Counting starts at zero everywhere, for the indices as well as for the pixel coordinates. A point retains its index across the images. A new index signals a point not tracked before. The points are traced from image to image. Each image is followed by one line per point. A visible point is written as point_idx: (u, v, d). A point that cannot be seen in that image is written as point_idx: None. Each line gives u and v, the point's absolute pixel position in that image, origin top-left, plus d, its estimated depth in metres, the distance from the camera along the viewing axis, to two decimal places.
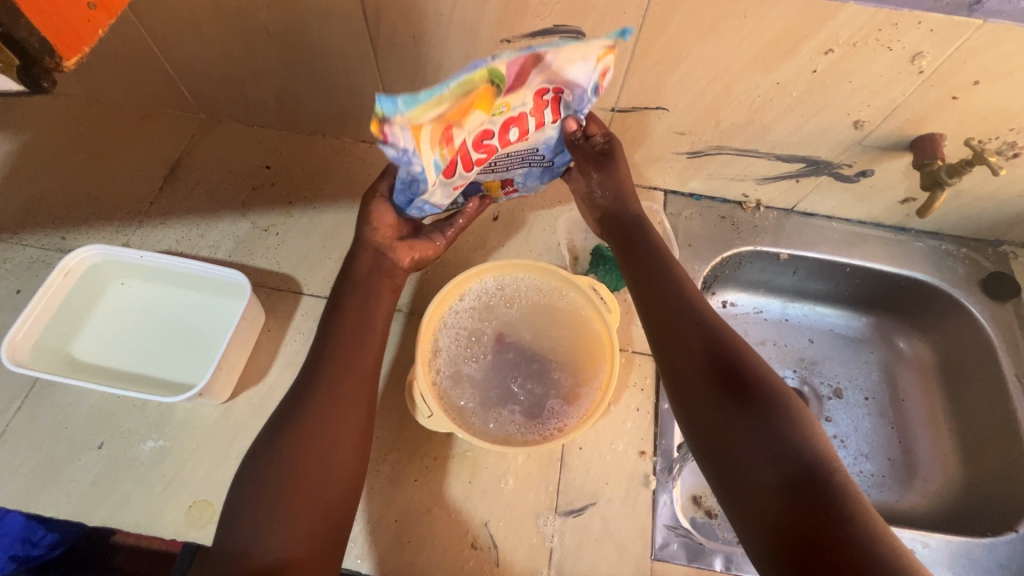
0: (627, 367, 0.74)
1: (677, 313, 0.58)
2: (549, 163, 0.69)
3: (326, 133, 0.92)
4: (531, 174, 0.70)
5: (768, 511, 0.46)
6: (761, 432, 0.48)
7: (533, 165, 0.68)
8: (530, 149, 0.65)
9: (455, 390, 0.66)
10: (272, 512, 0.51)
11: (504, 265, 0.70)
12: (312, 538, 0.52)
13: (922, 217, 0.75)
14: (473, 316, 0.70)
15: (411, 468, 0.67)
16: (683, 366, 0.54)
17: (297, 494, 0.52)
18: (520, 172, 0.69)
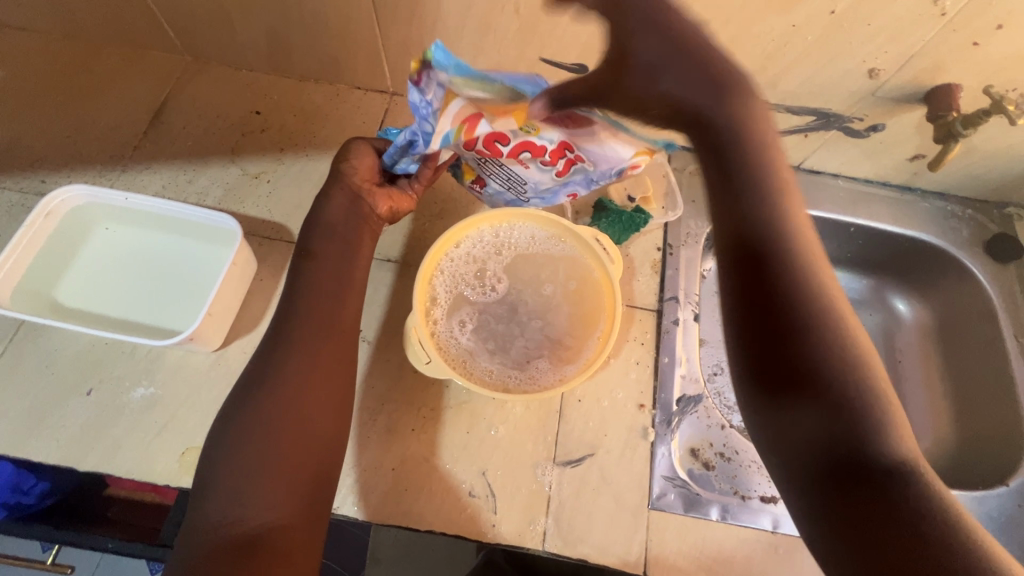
0: (628, 321, 0.74)
1: (774, 292, 0.45)
2: (524, 194, 0.69)
3: (319, 80, 0.88)
4: (503, 193, 0.70)
5: (848, 523, 0.44)
6: (849, 437, 0.45)
7: (511, 188, 0.69)
8: (518, 177, 0.65)
9: (454, 339, 0.64)
10: (268, 455, 0.51)
11: (505, 213, 0.69)
12: (303, 482, 0.51)
13: (933, 171, 0.74)
14: (472, 265, 0.68)
15: (409, 417, 0.66)
16: (769, 357, 0.46)
17: (292, 437, 0.52)
18: (497, 185, 0.68)
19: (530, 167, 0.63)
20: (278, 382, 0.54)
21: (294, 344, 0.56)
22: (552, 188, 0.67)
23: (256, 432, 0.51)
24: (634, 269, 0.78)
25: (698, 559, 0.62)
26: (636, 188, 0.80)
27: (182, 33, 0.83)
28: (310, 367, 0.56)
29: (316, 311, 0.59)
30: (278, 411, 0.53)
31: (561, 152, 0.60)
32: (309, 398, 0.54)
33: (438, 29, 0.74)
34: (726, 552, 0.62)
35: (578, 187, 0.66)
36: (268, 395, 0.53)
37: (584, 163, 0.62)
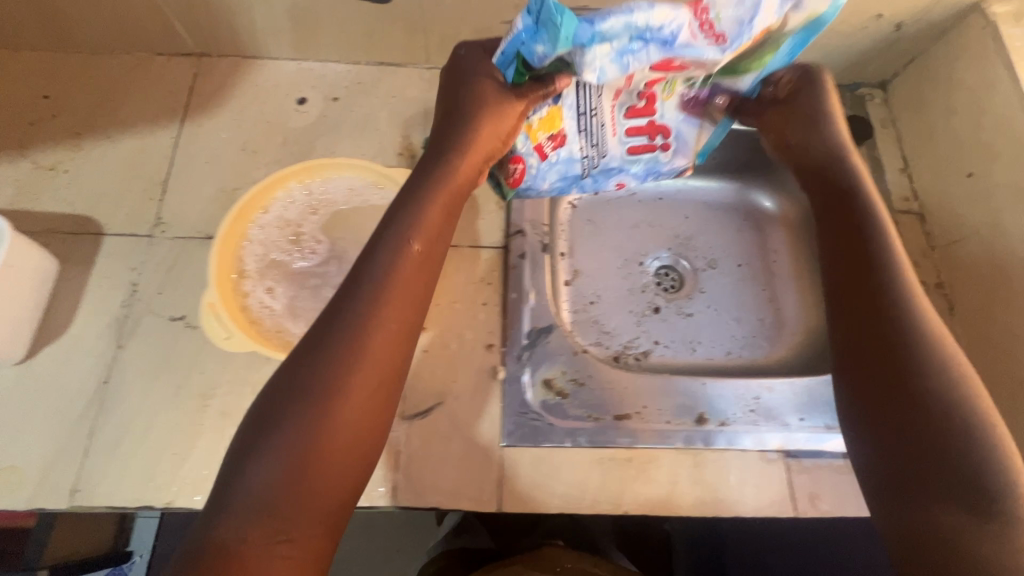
0: (474, 262, 0.72)
1: (880, 293, 0.55)
2: (585, 172, 0.66)
3: (114, 50, 0.79)
4: (568, 164, 0.65)
5: (876, 478, 0.48)
6: (927, 417, 0.48)
7: (575, 154, 0.64)
8: (602, 150, 0.65)
9: (268, 310, 0.59)
10: (306, 453, 0.43)
11: (312, 165, 0.64)
12: (346, 491, 0.44)
13: None
14: (282, 229, 0.63)
15: (243, 397, 0.63)
16: (862, 348, 0.52)
17: (334, 430, 0.44)
18: (571, 150, 0.63)
19: (616, 133, 0.64)
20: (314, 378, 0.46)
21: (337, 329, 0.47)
22: (608, 172, 0.68)
23: (302, 426, 0.43)
24: (477, 208, 0.75)
25: (552, 488, 0.62)
26: None
27: None
28: (370, 349, 0.47)
29: (367, 305, 0.48)
30: (319, 399, 0.45)
31: (650, 132, 0.64)
32: (357, 388, 0.46)
33: None
34: (580, 476, 0.62)
35: (627, 176, 0.70)
36: (312, 391, 0.45)
37: (662, 151, 0.67)
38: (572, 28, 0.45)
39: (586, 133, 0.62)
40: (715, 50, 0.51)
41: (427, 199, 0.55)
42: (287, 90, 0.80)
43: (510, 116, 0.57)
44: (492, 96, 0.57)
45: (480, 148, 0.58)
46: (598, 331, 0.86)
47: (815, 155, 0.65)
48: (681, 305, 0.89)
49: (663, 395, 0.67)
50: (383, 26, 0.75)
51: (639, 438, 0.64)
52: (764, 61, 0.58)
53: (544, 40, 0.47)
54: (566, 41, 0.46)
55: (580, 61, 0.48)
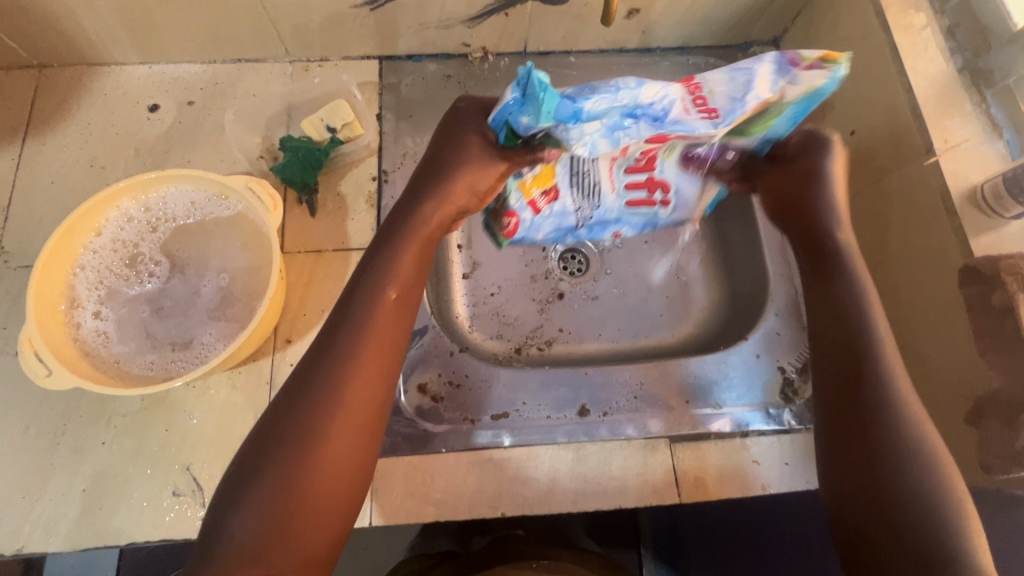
0: (344, 266, 0.68)
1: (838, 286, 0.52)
2: (580, 225, 0.64)
3: None
4: (559, 220, 0.63)
5: (831, 487, 0.45)
6: (875, 431, 0.45)
7: (565, 217, 0.63)
8: (591, 207, 0.62)
9: (104, 341, 0.57)
10: (290, 498, 0.40)
11: (143, 181, 0.59)
12: (336, 521, 0.42)
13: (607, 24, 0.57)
14: (117, 252, 0.60)
15: (97, 431, 0.60)
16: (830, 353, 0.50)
17: (311, 482, 0.41)
18: (564, 207, 0.61)
19: (614, 188, 0.61)
20: (303, 415, 0.42)
21: (319, 377, 0.43)
22: (605, 225, 0.65)
23: (275, 479, 0.40)
24: (347, 209, 0.71)
25: (426, 497, 0.59)
26: (335, 118, 0.71)
27: None
28: (350, 385, 0.43)
29: (347, 344, 0.45)
30: (298, 446, 0.41)
31: (651, 187, 0.61)
32: (342, 435, 0.42)
33: None
34: (457, 482, 0.60)
35: (624, 227, 0.66)
36: (287, 439, 0.41)
37: (662, 207, 0.63)
38: (557, 96, 0.43)
39: (575, 192, 0.61)
40: (710, 125, 0.48)
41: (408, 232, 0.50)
42: (138, 97, 0.74)
43: (490, 175, 0.52)
44: (477, 153, 0.51)
45: (456, 204, 0.52)
46: (499, 324, 0.83)
47: (800, 205, 0.55)
48: (586, 289, 0.86)
49: (543, 388, 0.65)
50: (223, 20, 0.69)
51: (517, 436, 0.62)
52: (771, 126, 0.53)
53: (528, 110, 0.44)
54: (548, 115, 0.44)
55: (566, 134, 0.47)
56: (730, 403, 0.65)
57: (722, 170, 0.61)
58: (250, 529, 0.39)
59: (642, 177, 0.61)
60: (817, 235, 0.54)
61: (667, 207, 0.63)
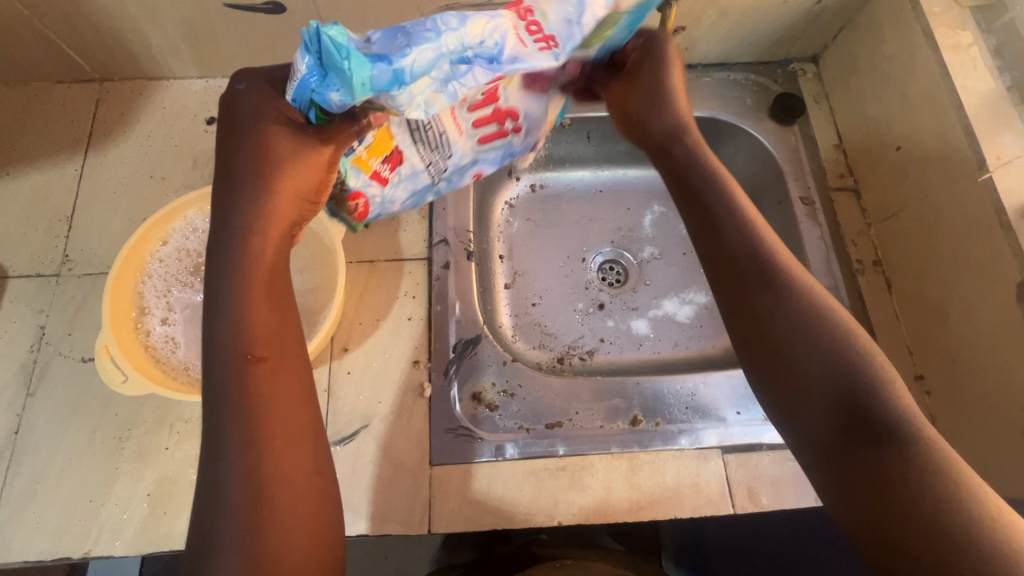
0: (397, 276, 0.70)
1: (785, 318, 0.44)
2: (437, 177, 0.59)
3: (10, 82, 0.75)
4: (414, 177, 0.57)
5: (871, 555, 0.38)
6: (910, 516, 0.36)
7: (423, 172, 0.57)
8: (446, 154, 0.57)
9: (172, 348, 0.58)
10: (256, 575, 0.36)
11: (209, 192, 0.61)
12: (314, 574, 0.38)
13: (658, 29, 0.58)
14: (183, 261, 0.61)
15: (160, 436, 0.61)
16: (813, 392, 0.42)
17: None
18: (407, 167, 0.56)
19: (461, 132, 0.56)
20: (231, 491, 0.37)
21: (223, 477, 0.37)
22: (462, 169, 0.60)
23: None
24: (399, 220, 0.72)
25: (483, 505, 0.60)
26: None
27: None
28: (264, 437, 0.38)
29: (240, 423, 0.38)
30: (244, 520, 0.37)
31: (499, 119, 0.56)
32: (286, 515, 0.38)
33: None
34: (514, 490, 0.61)
35: (485, 166, 0.61)
36: (228, 548, 0.36)
37: (515, 136, 0.59)
38: (370, 57, 0.36)
39: (422, 145, 0.55)
40: (549, 56, 0.44)
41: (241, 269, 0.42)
42: (196, 110, 0.77)
43: (314, 166, 0.44)
44: (289, 151, 0.43)
45: (281, 219, 0.44)
46: (541, 334, 0.84)
47: (659, 129, 0.56)
48: (626, 300, 0.87)
49: (596, 398, 0.66)
50: (283, 37, 0.72)
51: (572, 445, 0.63)
52: (605, 37, 0.51)
53: (337, 84, 0.37)
54: (362, 86, 0.37)
55: (394, 101, 0.40)
56: None
57: (570, 84, 0.59)
58: None
59: (489, 110, 0.55)
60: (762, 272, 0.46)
61: (523, 135, 0.59)
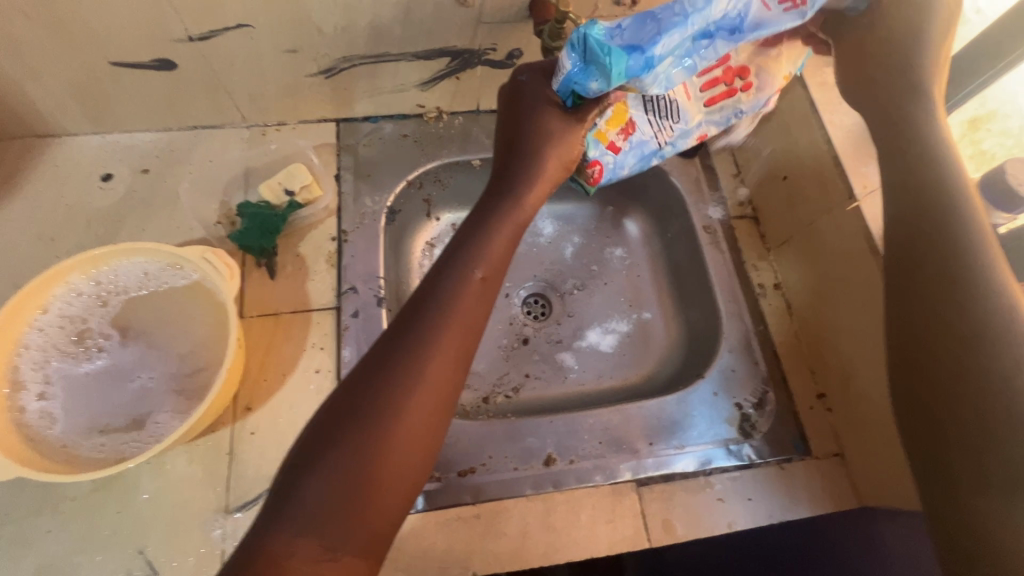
0: (304, 326, 0.68)
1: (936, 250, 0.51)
2: (666, 143, 0.64)
3: None
4: (643, 143, 0.63)
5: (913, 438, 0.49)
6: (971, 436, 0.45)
7: (648, 139, 0.63)
8: (675, 121, 0.63)
9: (50, 424, 0.54)
10: (373, 457, 0.40)
11: (90, 256, 0.58)
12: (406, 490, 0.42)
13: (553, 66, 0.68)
14: (65, 330, 0.58)
15: (42, 519, 0.57)
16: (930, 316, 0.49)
17: (386, 454, 0.41)
18: (642, 132, 0.62)
19: (690, 97, 0.62)
20: (400, 378, 0.43)
21: (404, 356, 0.45)
22: (688, 131, 0.64)
23: (337, 470, 0.39)
24: (307, 269, 0.71)
25: (394, 562, 0.58)
26: (292, 181, 0.73)
27: None
28: (435, 362, 0.45)
29: (430, 332, 0.46)
30: (395, 406, 0.42)
31: (727, 79, 0.61)
32: (407, 430, 0.42)
33: None
34: (427, 544, 0.59)
35: (711, 127, 0.65)
36: (365, 417, 0.42)
37: (742, 94, 0.63)
38: (627, 54, 0.46)
39: (655, 113, 0.62)
40: (795, 15, 0.51)
41: (497, 218, 0.53)
42: (90, 167, 0.74)
43: (575, 138, 0.56)
44: (553, 119, 0.55)
45: (543, 179, 0.55)
46: None
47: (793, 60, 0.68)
48: (550, 333, 0.88)
49: (510, 440, 0.65)
50: (179, 92, 0.71)
51: (484, 491, 0.62)
52: None
53: (597, 76, 0.48)
54: (621, 76, 0.47)
55: (641, 83, 0.50)
56: (692, 442, 0.67)
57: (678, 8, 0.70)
58: (337, 481, 0.39)
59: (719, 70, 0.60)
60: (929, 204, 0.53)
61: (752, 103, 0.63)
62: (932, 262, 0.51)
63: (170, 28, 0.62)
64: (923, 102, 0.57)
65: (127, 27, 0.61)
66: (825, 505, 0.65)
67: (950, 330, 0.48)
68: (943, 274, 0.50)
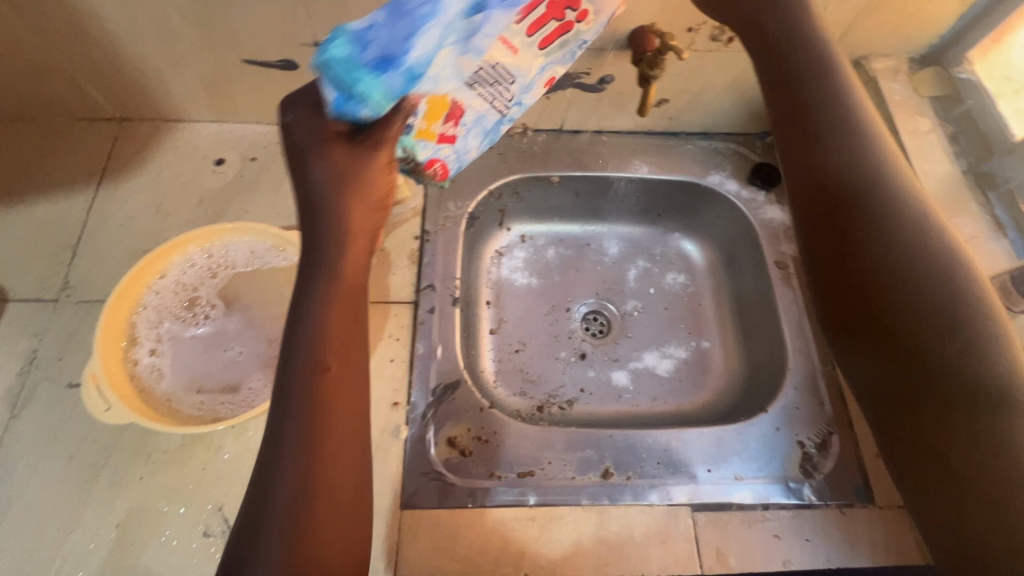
0: (383, 317, 0.72)
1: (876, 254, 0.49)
2: (505, 108, 0.59)
3: (35, 116, 0.80)
4: (484, 117, 0.59)
5: (909, 486, 0.48)
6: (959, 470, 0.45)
7: (496, 109, 0.59)
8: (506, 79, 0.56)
9: (158, 378, 0.60)
10: (297, 548, 0.42)
11: (207, 231, 0.64)
12: (348, 558, 0.44)
13: (643, 113, 0.70)
14: (178, 295, 0.64)
15: (135, 466, 0.62)
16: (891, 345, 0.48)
17: (308, 543, 0.42)
18: (476, 109, 0.58)
19: (515, 66, 0.55)
20: (287, 466, 0.43)
21: (286, 441, 0.44)
22: (531, 83, 0.58)
23: (274, 546, 0.41)
24: (390, 263, 0.75)
25: (451, 552, 0.60)
26: None
27: None
28: (320, 440, 0.44)
29: (303, 412, 0.44)
30: (303, 496, 0.43)
31: (557, 13, 0.52)
32: (322, 508, 0.43)
33: (119, 45, 0.69)
34: (482, 540, 0.61)
35: (556, 67, 0.58)
36: (275, 514, 0.42)
37: (579, 24, 0.54)
38: (370, 78, 0.47)
39: (479, 86, 0.56)
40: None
41: (321, 288, 0.49)
42: (206, 151, 0.81)
43: (382, 169, 0.52)
44: (343, 154, 0.50)
45: (359, 233, 0.51)
46: (522, 380, 0.86)
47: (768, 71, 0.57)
48: (607, 351, 0.89)
49: (569, 449, 0.67)
50: (295, 90, 0.77)
51: (541, 496, 0.63)
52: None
53: (364, 104, 0.49)
54: (387, 97, 0.49)
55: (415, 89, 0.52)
56: (749, 474, 0.67)
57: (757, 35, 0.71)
58: None
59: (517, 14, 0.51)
60: (856, 227, 0.51)
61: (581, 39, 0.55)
62: (873, 283, 0.49)
63: (300, 33, 0.68)
64: (826, 144, 0.53)
65: (264, 28, 0.67)
66: (887, 559, 0.63)
67: (925, 358, 0.46)
68: (899, 304, 0.48)
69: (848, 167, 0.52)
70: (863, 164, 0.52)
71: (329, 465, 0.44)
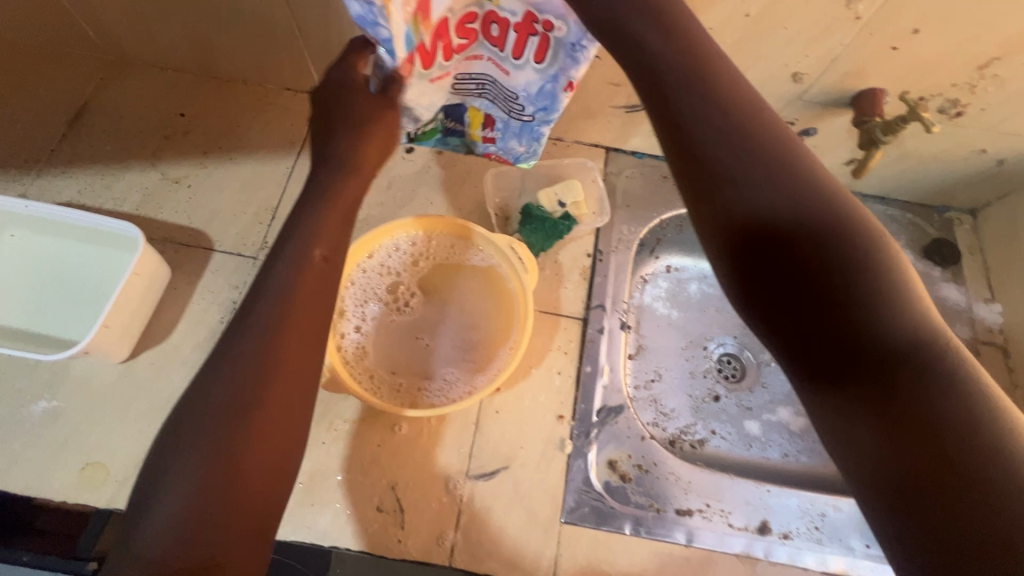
0: (553, 329, 0.73)
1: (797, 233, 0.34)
2: (528, 116, 0.62)
3: (248, 79, 0.85)
4: (508, 124, 0.64)
5: None
6: None
7: (511, 116, 0.63)
8: (507, 93, 0.60)
9: (362, 355, 0.63)
10: (224, 478, 0.37)
11: (417, 220, 0.66)
12: (263, 504, 0.38)
13: (857, 176, 0.73)
14: (383, 277, 0.67)
15: (317, 430, 0.65)
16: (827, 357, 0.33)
17: (237, 477, 0.38)
18: (499, 114, 0.63)
19: (506, 73, 0.58)
20: (226, 395, 0.40)
21: (225, 375, 0.40)
22: (540, 92, 0.58)
23: (199, 479, 0.37)
24: (562, 277, 0.77)
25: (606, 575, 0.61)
26: (567, 195, 0.78)
27: (104, 35, 0.79)
28: (272, 368, 0.41)
29: (252, 355, 0.41)
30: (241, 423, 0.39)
31: (529, 29, 0.54)
32: (255, 439, 0.39)
33: None
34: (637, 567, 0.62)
35: (572, 73, 0.55)
36: (203, 446, 0.38)
37: (550, 33, 0.53)
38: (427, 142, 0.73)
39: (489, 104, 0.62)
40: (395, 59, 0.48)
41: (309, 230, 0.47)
42: None
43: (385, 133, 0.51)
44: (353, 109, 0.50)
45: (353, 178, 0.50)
46: (655, 411, 0.86)
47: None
48: (741, 398, 0.89)
49: (727, 497, 0.66)
50: None
51: (698, 538, 0.64)
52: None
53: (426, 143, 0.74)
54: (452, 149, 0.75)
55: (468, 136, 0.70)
56: None
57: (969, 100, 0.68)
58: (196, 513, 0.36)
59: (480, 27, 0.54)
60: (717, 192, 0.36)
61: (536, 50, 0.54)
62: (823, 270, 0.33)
63: None
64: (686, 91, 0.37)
65: None
66: None
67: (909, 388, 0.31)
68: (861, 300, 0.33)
69: (719, 115, 0.37)
70: (717, 114, 0.37)
71: (269, 401, 0.40)
